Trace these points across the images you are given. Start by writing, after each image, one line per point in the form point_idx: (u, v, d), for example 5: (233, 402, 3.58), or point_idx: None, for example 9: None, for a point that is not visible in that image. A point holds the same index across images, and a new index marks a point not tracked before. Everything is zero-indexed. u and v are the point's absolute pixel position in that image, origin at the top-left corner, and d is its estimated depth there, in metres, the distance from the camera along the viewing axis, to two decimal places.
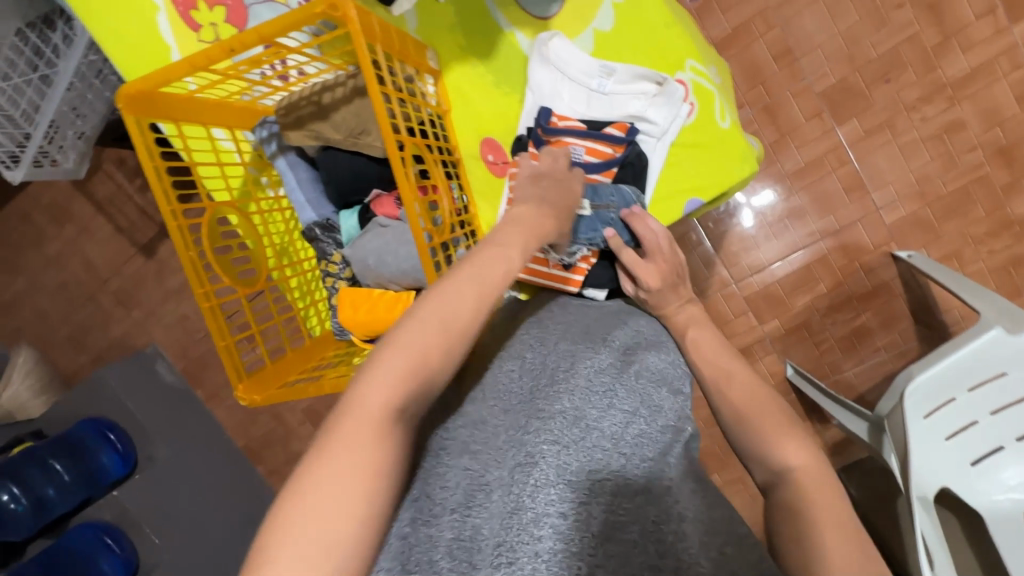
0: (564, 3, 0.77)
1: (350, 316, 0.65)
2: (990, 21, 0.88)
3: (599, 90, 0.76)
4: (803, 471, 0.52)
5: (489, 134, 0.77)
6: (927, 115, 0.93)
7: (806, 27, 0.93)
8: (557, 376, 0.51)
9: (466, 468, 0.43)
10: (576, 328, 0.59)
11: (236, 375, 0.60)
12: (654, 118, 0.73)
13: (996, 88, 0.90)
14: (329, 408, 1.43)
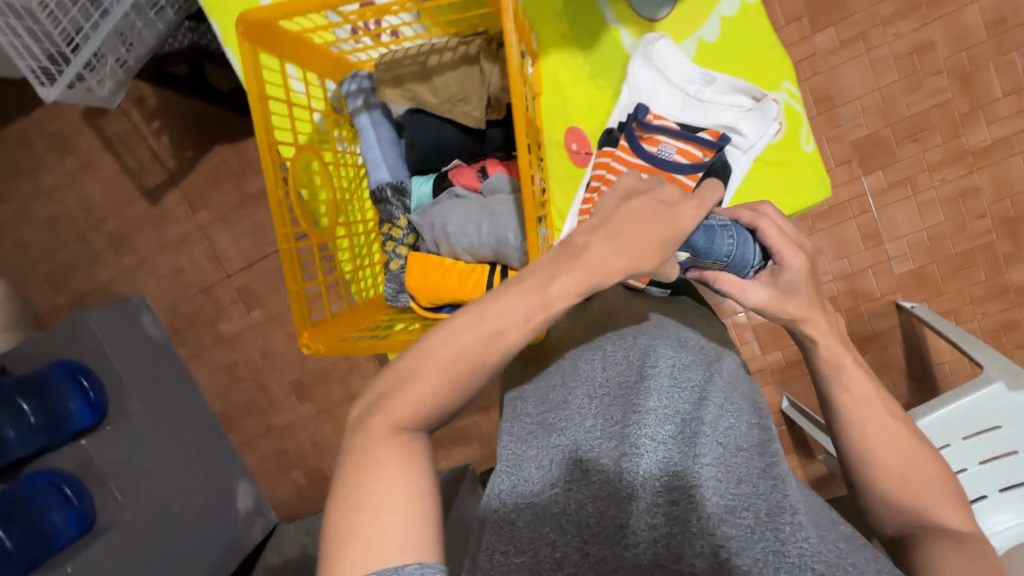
0: (673, 9, 0.89)
1: (419, 279, 0.76)
2: (1014, 100, 0.95)
3: (696, 96, 0.88)
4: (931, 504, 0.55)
5: (574, 125, 0.91)
6: (947, 177, 0.99)
7: (848, 79, 0.98)
8: (644, 373, 0.58)
9: (568, 454, 0.54)
10: (656, 322, 0.66)
11: (302, 322, 0.71)
12: (745, 130, 0.86)
13: (1012, 162, 0.97)
14: (317, 384, 1.39)
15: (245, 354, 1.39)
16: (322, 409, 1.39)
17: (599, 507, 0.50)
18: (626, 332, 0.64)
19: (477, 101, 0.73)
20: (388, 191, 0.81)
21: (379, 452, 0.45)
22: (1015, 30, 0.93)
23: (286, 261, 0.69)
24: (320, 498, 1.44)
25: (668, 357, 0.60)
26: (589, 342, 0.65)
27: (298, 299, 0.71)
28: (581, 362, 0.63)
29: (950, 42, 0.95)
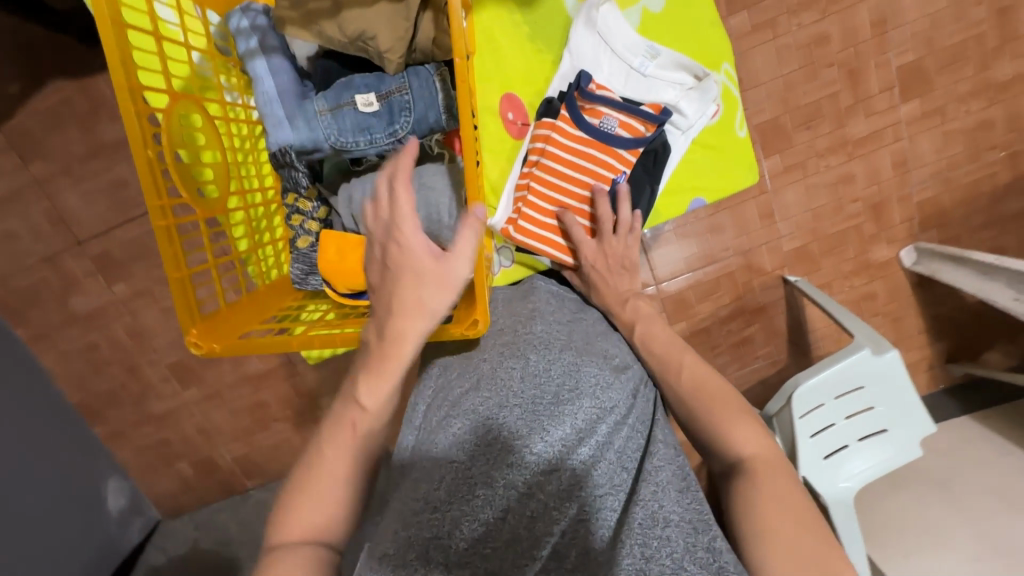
0: None
1: (334, 260, 0.72)
2: (888, 96, 1.06)
3: (640, 69, 0.87)
4: (755, 457, 0.63)
5: (511, 92, 0.88)
6: (831, 163, 1.09)
7: (757, 63, 1.03)
8: (558, 395, 0.66)
9: (457, 467, 0.60)
10: (576, 336, 0.74)
11: (188, 315, 0.66)
12: (684, 110, 0.87)
13: (882, 152, 1.09)
14: (203, 364, 1.23)
15: (108, 335, 1.19)
16: (210, 391, 1.25)
17: (491, 531, 0.56)
18: (551, 343, 0.71)
19: (394, 43, 0.67)
20: (290, 154, 0.72)
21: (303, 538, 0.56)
22: (893, 31, 1.03)
23: (162, 241, 0.63)
24: (211, 489, 1.33)
25: (590, 374, 0.69)
26: (512, 349, 0.70)
27: (182, 289, 0.65)
28: (502, 367, 0.68)
29: (843, 37, 1.03)
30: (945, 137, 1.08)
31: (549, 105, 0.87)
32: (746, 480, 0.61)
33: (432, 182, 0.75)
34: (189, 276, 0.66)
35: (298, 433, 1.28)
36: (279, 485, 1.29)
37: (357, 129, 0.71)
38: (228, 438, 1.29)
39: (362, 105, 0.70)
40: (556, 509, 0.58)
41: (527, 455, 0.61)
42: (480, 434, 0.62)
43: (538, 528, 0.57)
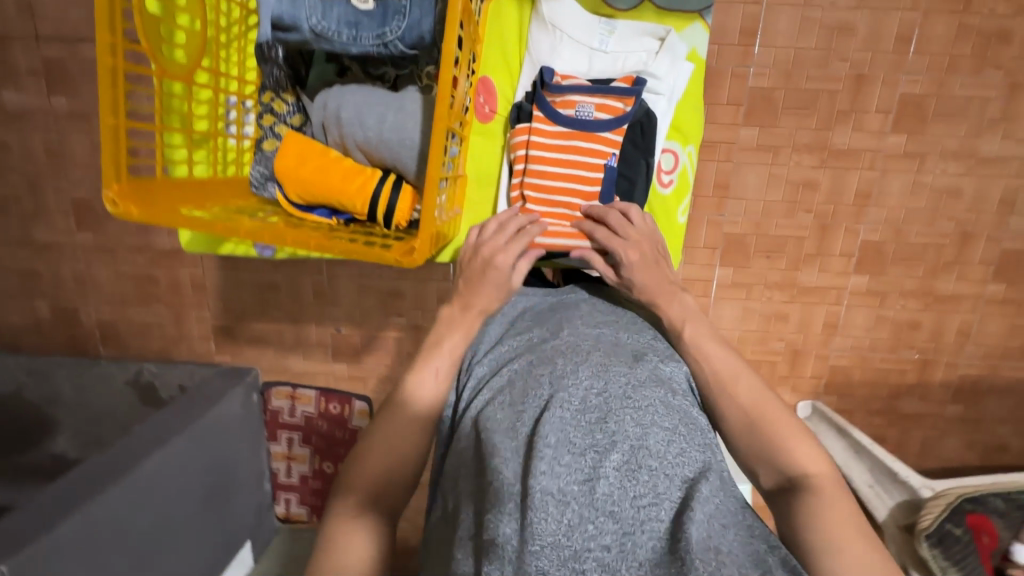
0: None
1: (294, 167, 0.65)
2: (845, 261, 1.10)
3: (600, 47, 0.81)
4: (821, 475, 0.61)
5: (489, 77, 0.82)
6: (774, 297, 1.12)
7: (747, 180, 1.05)
8: (592, 399, 0.58)
9: (499, 480, 0.54)
10: (610, 340, 0.67)
11: (114, 166, 0.57)
12: (655, 71, 0.79)
13: (821, 308, 1.13)
14: (106, 213, 1.15)
15: (22, 141, 1.11)
16: (102, 244, 1.17)
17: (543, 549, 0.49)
18: (579, 347, 0.65)
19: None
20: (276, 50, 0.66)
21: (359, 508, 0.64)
22: (872, 207, 1.06)
23: (104, 81, 0.55)
24: (63, 340, 1.26)
25: (618, 375, 0.60)
26: (544, 358, 0.65)
27: (112, 139, 0.57)
28: (531, 378, 0.63)
29: (829, 192, 1.05)
30: (876, 319, 1.13)
31: (516, 109, 0.81)
32: (812, 495, 0.59)
33: (412, 109, 0.64)
34: (125, 127, 0.58)
35: (175, 322, 1.22)
36: (132, 366, 1.22)
37: (340, 20, 0.60)
38: (101, 298, 1.21)
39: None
40: (591, 526, 0.50)
41: (552, 462, 0.52)
42: (514, 446, 0.56)
43: (575, 543, 0.49)
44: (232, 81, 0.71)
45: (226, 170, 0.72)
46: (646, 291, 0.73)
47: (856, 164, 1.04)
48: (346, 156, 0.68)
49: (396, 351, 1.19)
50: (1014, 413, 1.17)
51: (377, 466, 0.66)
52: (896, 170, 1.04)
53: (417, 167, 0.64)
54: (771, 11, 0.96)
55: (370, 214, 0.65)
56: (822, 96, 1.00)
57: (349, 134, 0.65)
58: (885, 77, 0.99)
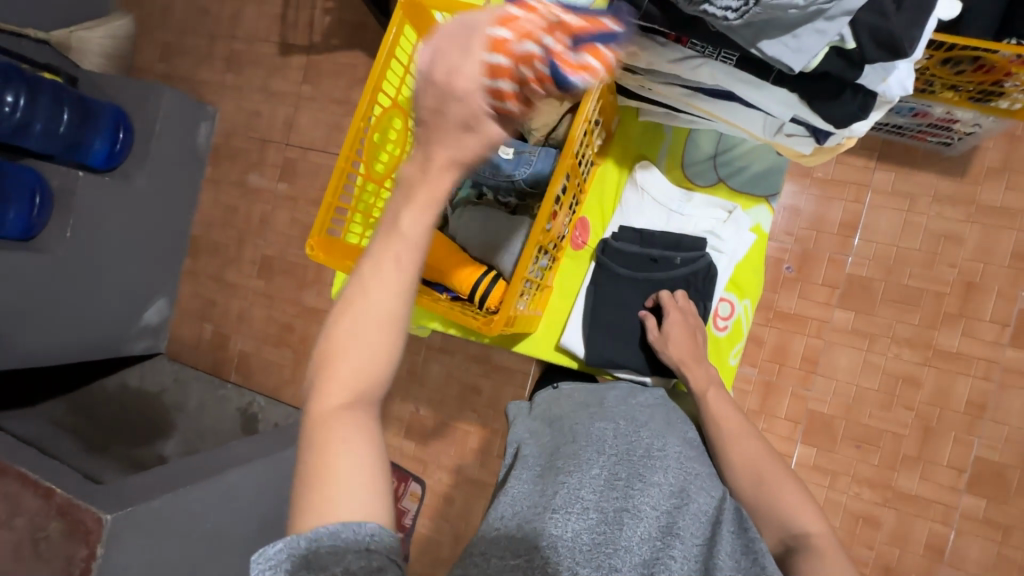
0: (665, 142, 0.89)
1: (424, 251, 0.78)
2: (954, 475, 0.98)
3: (677, 211, 0.86)
4: (818, 534, 0.60)
5: (586, 216, 0.89)
6: (863, 495, 1.02)
7: (839, 360, 1.04)
8: (649, 451, 0.67)
9: (568, 490, 0.63)
10: (661, 415, 0.74)
11: (318, 228, 0.78)
12: (723, 238, 0.85)
13: (923, 523, 0.99)
14: (280, 268, 1.46)
15: (248, 209, 1.50)
16: (268, 291, 1.47)
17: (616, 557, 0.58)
18: (637, 415, 0.73)
19: (542, 125, 0.78)
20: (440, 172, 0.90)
21: (333, 433, 0.45)
22: (987, 422, 0.97)
23: (335, 175, 0.78)
24: (209, 360, 1.54)
25: (674, 442, 0.69)
26: (599, 410, 0.75)
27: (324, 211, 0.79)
28: (592, 426, 0.71)
29: (933, 393, 1.00)
30: (995, 556, 0.96)
31: (603, 244, 0.85)
32: (810, 554, 0.58)
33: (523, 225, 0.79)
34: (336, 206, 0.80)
35: (293, 367, 1.44)
36: (247, 396, 1.44)
37: (487, 162, 0.79)
38: (249, 333, 1.49)
39: (500, 149, 0.79)
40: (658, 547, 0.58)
41: (626, 488, 0.63)
42: (581, 468, 0.65)
43: (645, 552, 0.58)
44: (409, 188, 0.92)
45: None
46: (675, 359, 0.77)
47: (966, 371, 0.98)
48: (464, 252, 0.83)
49: (460, 443, 1.26)
50: None
51: (328, 490, 0.44)
52: (1015, 386, 0.96)
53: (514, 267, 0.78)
54: (873, 211, 1.04)
55: (471, 296, 0.78)
56: (926, 296, 1.01)
57: (470, 237, 0.82)
58: (999, 289, 0.98)
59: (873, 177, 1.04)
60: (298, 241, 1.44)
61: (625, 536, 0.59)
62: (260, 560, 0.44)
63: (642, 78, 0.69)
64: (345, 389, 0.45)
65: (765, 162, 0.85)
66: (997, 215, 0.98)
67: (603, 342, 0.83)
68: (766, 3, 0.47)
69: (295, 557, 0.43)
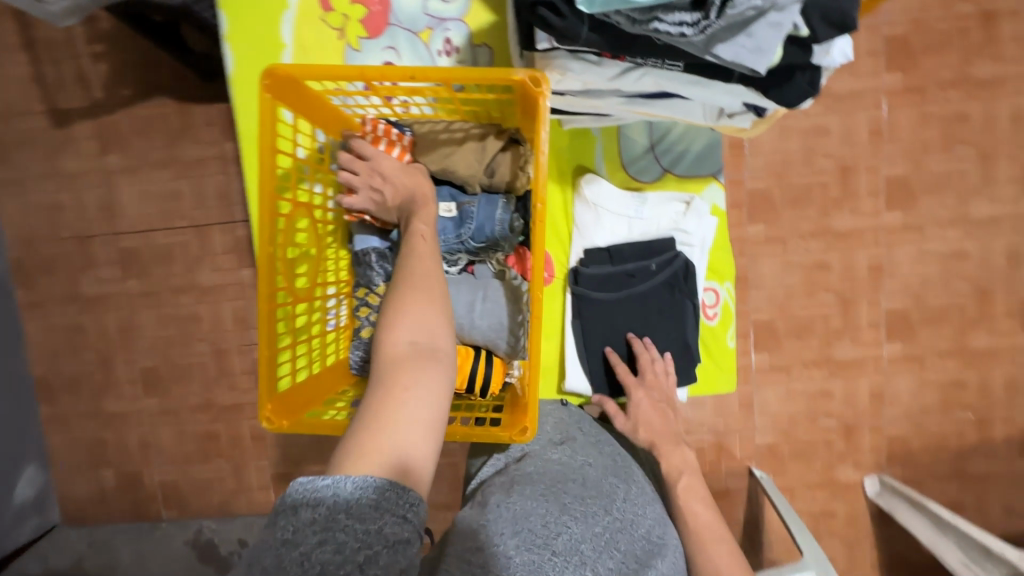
0: (600, 149, 0.91)
1: None
2: (874, 331, 1.14)
3: (636, 216, 0.89)
4: None
5: (547, 248, 0.91)
6: (814, 376, 1.15)
7: (763, 269, 1.13)
8: (652, 532, 0.68)
9: (571, 533, 0.61)
10: (658, 495, 0.76)
11: (267, 392, 0.68)
12: (687, 228, 0.89)
13: (863, 379, 1.15)
14: (173, 376, 1.23)
15: (98, 323, 1.22)
16: (168, 406, 1.24)
17: None
18: (647, 489, 0.74)
19: (472, 172, 0.76)
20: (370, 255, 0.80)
21: (396, 372, 0.54)
22: (886, 279, 1.12)
23: (262, 320, 0.67)
24: (125, 507, 1.28)
25: (673, 541, 0.70)
26: (615, 467, 0.74)
27: (268, 366, 0.68)
28: (606, 479, 0.71)
29: (842, 270, 1.12)
30: (919, 383, 1.15)
31: (576, 274, 0.88)
32: None
33: (496, 296, 0.76)
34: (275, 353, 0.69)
35: (235, 475, 1.25)
36: (192, 525, 1.24)
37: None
38: (164, 459, 1.26)
39: (441, 212, 0.77)
40: None
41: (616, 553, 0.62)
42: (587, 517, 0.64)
43: None
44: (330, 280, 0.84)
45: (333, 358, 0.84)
46: (648, 436, 0.80)
47: (860, 243, 1.12)
48: None
49: (452, 476, 1.21)
50: None
51: (394, 422, 0.51)
52: (899, 242, 1.12)
53: (506, 345, 0.76)
54: None
55: (469, 388, 0.74)
56: (814, 189, 1.11)
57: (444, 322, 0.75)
58: (866, 164, 1.10)
59: None
60: (182, 339, 1.22)
61: None
62: (298, 487, 0.46)
63: (577, 97, 0.72)
64: (410, 336, 0.55)
65: (703, 140, 0.91)
66: (849, 100, 1.09)
67: (592, 370, 0.89)
68: (728, 14, 0.53)
69: (334, 501, 0.45)
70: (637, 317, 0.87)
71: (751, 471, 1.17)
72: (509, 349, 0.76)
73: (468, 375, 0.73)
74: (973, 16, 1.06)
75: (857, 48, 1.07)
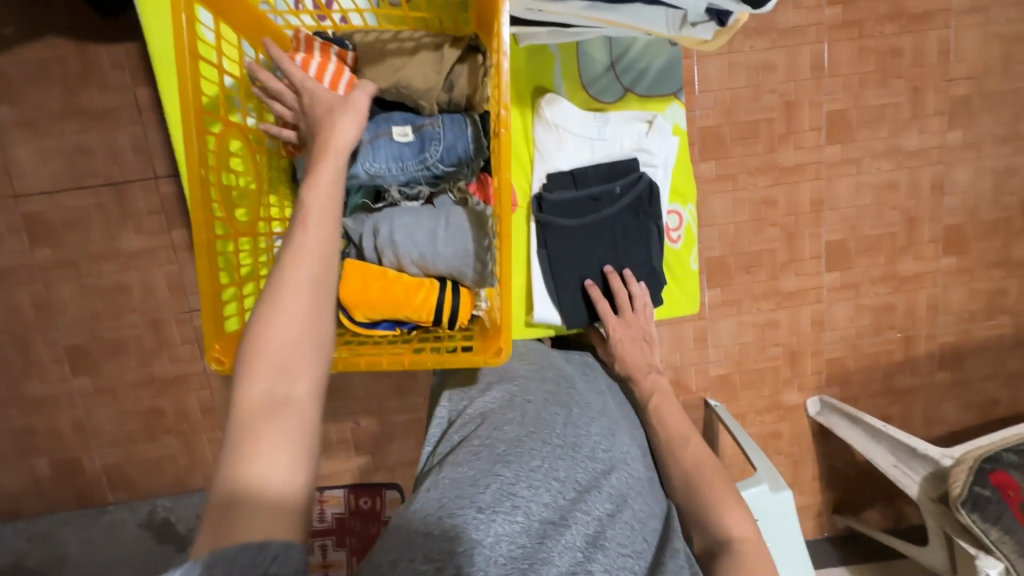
0: (559, 69, 0.89)
1: (361, 292, 0.70)
2: (816, 262, 1.20)
3: (598, 137, 0.87)
4: (743, 540, 0.68)
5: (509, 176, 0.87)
6: (762, 308, 1.21)
7: (715, 207, 1.15)
8: (597, 449, 0.69)
9: (504, 480, 0.61)
10: (604, 406, 0.78)
11: (215, 331, 0.67)
12: (649, 148, 0.88)
13: (806, 307, 1.22)
14: (104, 353, 1.13)
15: (7, 299, 1.09)
16: (102, 386, 1.15)
17: (525, 550, 0.57)
18: (590, 405, 0.76)
19: (426, 87, 0.72)
20: None
21: (254, 426, 0.46)
22: (827, 212, 1.18)
23: (201, 254, 0.65)
24: (64, 496, 1.19)
25: (622, 444, 0.72)
26: (555, 394, 0.75)
27: (211, 302, 0.67)
28: (545, 409, 0.72)
29: (787, 205, 1.17)
30: (855, 309, 1.23)
31: (539, 200, 0.86)
32: (727, 555, 0.66)
33: (460, 223, 0.71)
34: (220, 292, 0.68)
35: (187, 451, 1.19)
36: (144, 506, 1.18)
37: (387, 155, 0.72)
38: (105, 442, 1.17)
39: (396, 135, 0.72)
40: (579, 551, 0.58)
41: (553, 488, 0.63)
42: (520, 458, 0.64)
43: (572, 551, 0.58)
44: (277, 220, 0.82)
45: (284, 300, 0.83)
46: (624, 368, 0.87)
47: (803, 177, 1.16)
48: (401, 272, 0.73)
49: (418, 430, 1.21)
50: (994, 367, 1.28)
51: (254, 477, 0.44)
52: (839, 175, 1.16)
53: (474, 273, 0.71)
54: (702, 62, 1.09)
55: (435, 319, 0.73)
56: (761, 125, 1.13)
57: (405, 253, 0.71)
58: (810, 99, 1.13)
59: None
60: (110, 311, 1.11)
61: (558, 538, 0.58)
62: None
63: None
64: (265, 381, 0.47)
65: (663, 57, 0.89)
66: (794, 35, 1.10)
67: (561, 302, 0.87)
68: None
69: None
70: (602, 241, 0.86)
71: (706, 402, 1.23)
72: (476, 276, 0.71)
73: (434, 307, 0.71)
74: None
75: None
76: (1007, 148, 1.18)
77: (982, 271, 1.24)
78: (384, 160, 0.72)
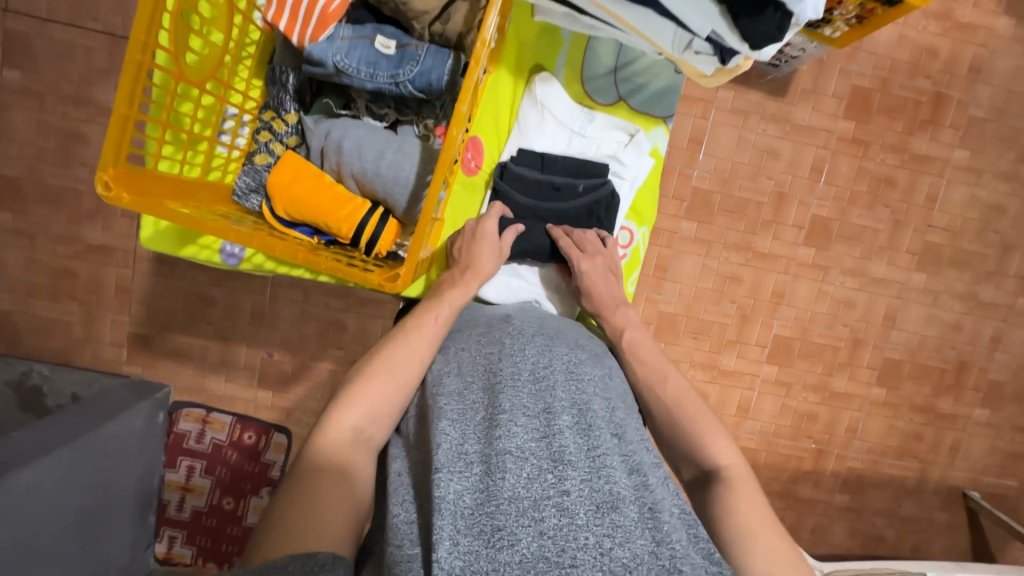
0: (564, 55, 0.90)
1: (288, 183, 0.73)
2: (759, 350, 1.22)
3: (579, 131, 0.90)
4: (730, 467, 0.66)
5: (477, 136, 0.89)
6: (696, 375, 1.22)
7: (683, 266, 1.17)
8: (537, 368, 0.62)
9: (449, 441, 0.55)
10: (548, 326, 0.74)
11: (113, 155, 0.63)
12: (623, 159, 0.90)
13: (738, 389, 1.23)
14: (36, 196, 1.07)
15: None
16: (22, 228, 1.08)
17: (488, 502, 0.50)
18: (524, 328, 0.69)
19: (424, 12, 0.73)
20: (285, 75, 0.79)
21: (321, 462, 0.58)
22: (784, 306, 1.21)
23: (127, 74, 0.60)
24: None
25: (563, 353, 0.66)
26: (493, 334, 0.70)
27: (121, 126, 0.62)
28: (481, 352, 0.66)
29: (750, 286, 1.19)
30: (781, 407, 1.25)
31: (503, 169, 0.87)
32: (723, 486, 0.65)
33: (410, 151, 0.76)
34: (134, 119, 0.63)
35: (85, 324, 1.12)
36: (19, 366, 1.10)
37: (363, 59, 0.73)
38: (3, 285, 1.10)
39: (379, 44, 0.73)
40: (547, 475, 0.51)
41: (510, 423, 0.55)
42: (465, 416, 0.58)
43: (543, 478, 0.51)
44: (237, 94, 0.82)
45: (208, 173, 0.80)
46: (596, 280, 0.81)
47: (773, 267, 1.19)
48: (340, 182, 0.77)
49: (326, 383, 1.16)
50: (889, 506, 1.31)
51: (327, 507, 0.54)
52: (804, 276, 1.20)
53: (406, 203, 0.76)
54: (715, 127, 1.12)
55: (353, 240, 0.75)
56: (750, 205, 1.16)
57: (348, 162, 0.76)
58: (801, 197, 1.16)
59: (717, 96, 1.11)
60: (58, 157, 1.06)
61: (522, 481, 0.51)
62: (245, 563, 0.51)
63: None
64: (350, 421, 0.61)
65: (663, 81, 0.91)
66: (806, 133, 1.14)
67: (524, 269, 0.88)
68: None
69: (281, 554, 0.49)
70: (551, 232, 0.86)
71: None
72: (407, 206, 0.76)
73: (356, 225, 0.73)
74: (929, 93, 1.14)
75: (826, 89, 1.12)
76: (961, 306, 1.24)
77: (905, 411, 1.28)
78: (357, 64, 0.73)
